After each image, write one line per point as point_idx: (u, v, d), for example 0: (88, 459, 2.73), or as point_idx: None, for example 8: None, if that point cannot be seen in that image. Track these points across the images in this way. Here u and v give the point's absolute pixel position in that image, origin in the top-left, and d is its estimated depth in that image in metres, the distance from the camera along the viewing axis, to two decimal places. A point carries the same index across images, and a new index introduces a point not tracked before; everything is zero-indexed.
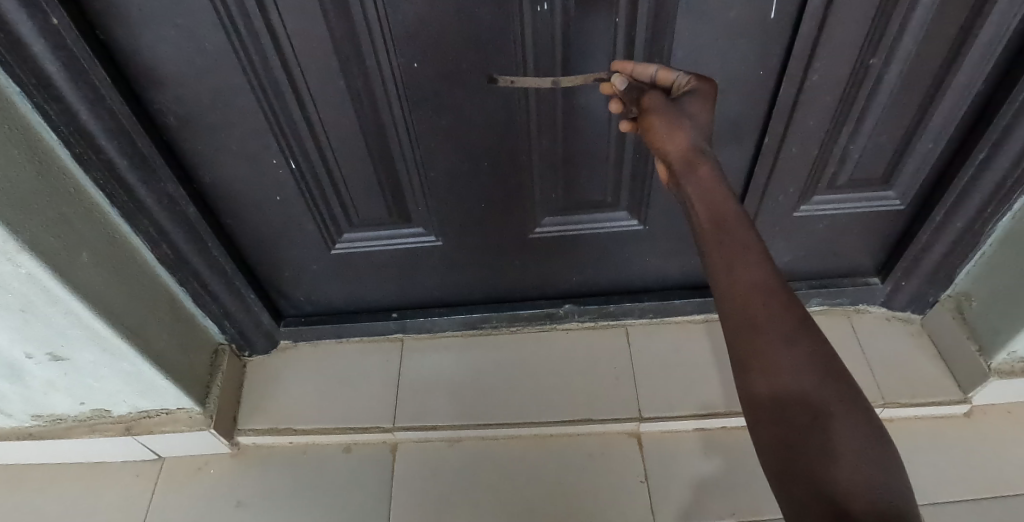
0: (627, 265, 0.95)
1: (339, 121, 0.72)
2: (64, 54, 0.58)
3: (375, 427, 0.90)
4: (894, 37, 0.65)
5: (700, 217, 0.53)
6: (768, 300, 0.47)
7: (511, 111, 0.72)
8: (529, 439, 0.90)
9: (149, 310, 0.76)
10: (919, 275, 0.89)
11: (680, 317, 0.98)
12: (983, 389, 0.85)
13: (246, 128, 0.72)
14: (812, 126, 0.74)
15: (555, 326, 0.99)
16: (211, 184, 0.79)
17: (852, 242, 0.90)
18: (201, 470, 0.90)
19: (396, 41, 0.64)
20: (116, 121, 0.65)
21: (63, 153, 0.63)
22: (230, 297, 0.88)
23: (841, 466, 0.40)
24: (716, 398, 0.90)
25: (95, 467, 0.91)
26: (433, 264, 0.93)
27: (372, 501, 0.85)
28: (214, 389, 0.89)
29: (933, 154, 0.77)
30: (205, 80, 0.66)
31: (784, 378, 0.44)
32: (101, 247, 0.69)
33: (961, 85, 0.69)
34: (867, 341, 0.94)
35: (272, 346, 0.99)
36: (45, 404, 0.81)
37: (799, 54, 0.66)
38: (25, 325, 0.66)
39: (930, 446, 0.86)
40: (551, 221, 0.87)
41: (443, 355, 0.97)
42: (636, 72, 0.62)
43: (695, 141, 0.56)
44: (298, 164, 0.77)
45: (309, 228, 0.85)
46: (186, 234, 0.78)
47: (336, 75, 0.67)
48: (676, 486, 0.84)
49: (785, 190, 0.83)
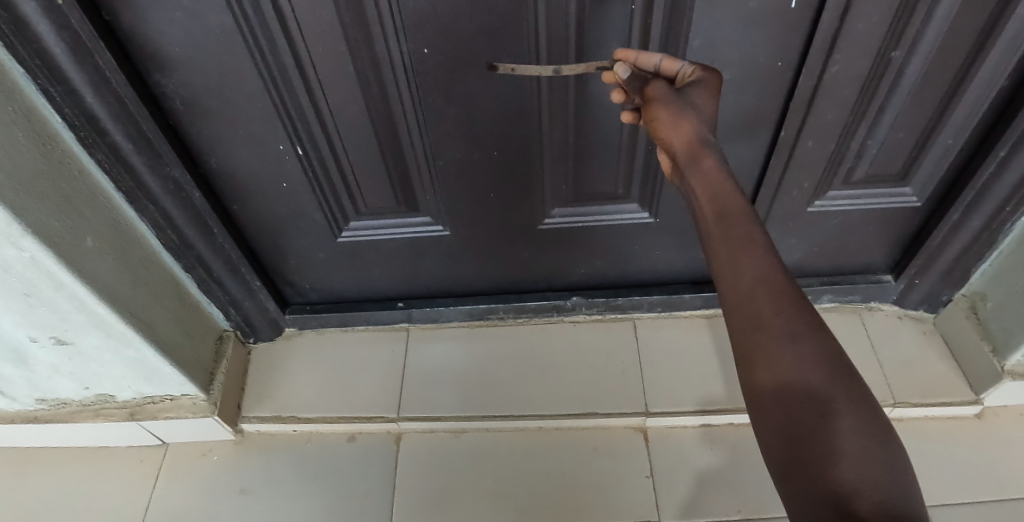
0: (636, 258, 0.94)
1: (346, 106, 0.71)
2: (68, 34, 0.57)
3: (378, 416, 0.90)
4: (918, 30, 0.63)
5: (704, 209, 0.52)
6: (775, 296, 0.45)
7: (523, 99, 0.70)
8: (534, 432, 0.89)
9: (153, 295, 0.76)
10: (933, 274, 0.87)
11: (688, 312, 0.98)
12: (996, 390, 0.84)
13: (252, 113, 0.70)
14: (830, 120, 0.73)
15: (562, 319, 0.98)
16: (217, 170, 0.78)
17: (866, 239, 0.89)
18: (204, 456, 0.90)
19: (405, 27, 0.63)
20: (121, 104, 0.64)
21: (67, 137, 0.62)
22: (235, 283, 0.87)
23: (847, 466, 0.39)
24: (723, 393, 0.89)
25: (100, 452, 0.91)
26: (439, 254, 0.92)
27: (374, 492, 0.85)
28: (218, 376, 0.88)
29: (953, 150, 0.75)
30: (210, 62, 0.65)
31: (790, 375, 0.42)
32: (105, 232, 0.68)
33: (985, 79, 0.67)
34: (877, 340, 0.93)
35: (277, 333, 0.99)
36: (49, 388, 0.81)
37: (819, 46, 0.65)
38: (29, 309, 0.66)
39: (938, 446, 0.85)
40: (561, 213, 0.86)
41: (449, 346, 0.97)
42: (640, 61, 0.60)
43: (701, 132, 0.55)
44: (305, 150, 0.76)
45: (315, 215, 0.84)
46: (192, 221, 0.77)
47: (345, 60, 0.65)
48: (681, 481, 0.84)
49: (799, 185, 0.81)
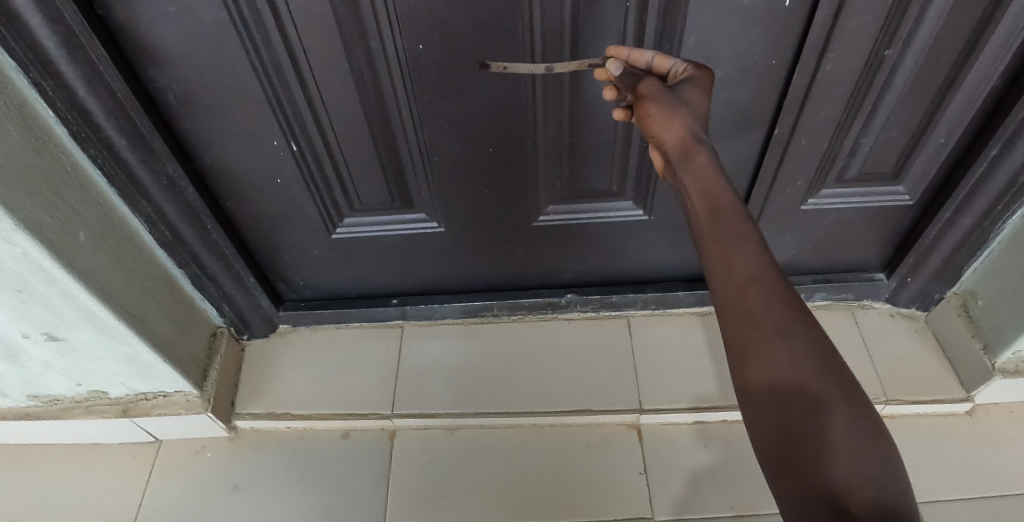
0: (631, 255, 0.94)
1: (340, 102, 0.71)
2: (61, 28, 0.57)
3: (373, 413, 0.90)
4: (911, 28, 0.64)
5: (695, 206, 0.53)
6: (767, 292, 0.45)
7: (519, 95, 0.70)
8: (529, 429, 0.89)
9: (146, 291, 0.75)
10: (925, 272, 0.88)
11: (683, 309, 0.98)
12: (987, 387, 0.85)
13: (246, 108, 0.70)
14: (823, 118, 0.73)
15: (556, 316, 0.98)
16: (211, 165, 0.77)
17: (859, 237, 0.89)
18: (198, 453, 0.89)
19: (401, 23, 0.62)
20: (114, 99, 0.64)
21: (59, 131, 0.62)
22: (229, 280, 0.87)
23: (840, 462, 0.39)
24: (716, 390, 0.89)
25: (93, 448, 0.90)
26: (434, 250, 0.92)
27: (369, 488, 0.85)
28: (212, 373, 0.88)
29: (945, 148, 0.76)
30: (204, 56, 0.65)
31: (783, 371, 0.43)
32: (98, 227, 0.67)
33: (976, 78, 0.67)
34: (870, 337, 0.93)
35: (271, 330, 0.99)
36: (41, 384, 0.81)
37: (812, 44, 0.65)
38: (22, 304, 0.66)
39: (929, 443, 0.86)
40: (555, 210, 0.87)
41: (443, 343, 0.97)
42: (632, 57, 0.61)
43: (694, 129, 0.55)
44: (298, 146, 0.76)
45: (310, 212, 0.84)
46: (185, 216, 0.77)
47: (339, 55, 0.65)
48: (675, 478, 0.84)
49: (793, 183, 0.81)
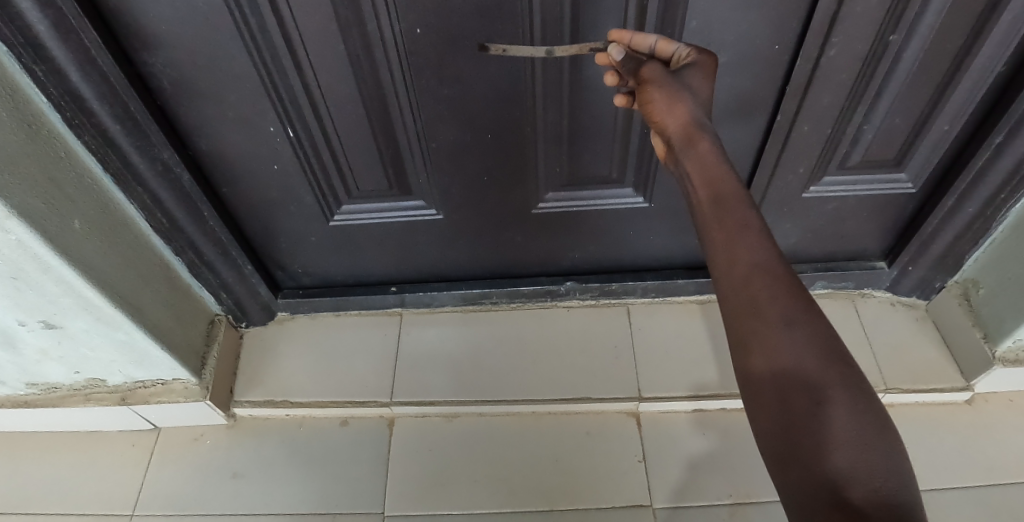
0: (631, 243, 0.94)
1: (337, 87, 0.70)
2: (51, 11, 0.56)
3: (372, 401, 0.90)
4: (916, 14, 0.62)
5: (698, 193, 0.52)
6: (771, 282, 0.45)
7: (518, 80, 0.69)
8: (528, 416, 0.89)
9: (142, 278, 0.75)
10: (927, 261, 0.87)
11: (682, 297, 0.98)
12: (986, 376, 0.85)
13: (241, 93, 0.69)
14: (826, 104, 0.72)
15: (556, 303, 0.98)
16: (207, 151, 0.77)
17: (860, 225, 0.89)
18: (198, 440, 0.90)
19: (398, 6, 0.61)
20: (107, 84, 0.63)
21: (52, 117, 0.61)
22: (226, 267, 0.87)
23: (842, 454, 0.39)
24: (715, 378, 0.89)
25: (92, 436, 0.91)
26: (433, 237, 0.91)
27: (368, 476, 0.85)
28: (211, 360, 0.88)
29: (949, 135, 0.75)
30: (196, 39, 0.63)
31: (785, 359, 0.42)
32: (92, 214, 0.67)
33: (982, 65, 0.66)
34: (871, 326, 0.93)
35: (269, 318, 0.98)
36: (39, 371, 0.80)
37: (816, 29, 0.64)
38: (17, 292, 0.65)
39: (926, 431, 0.86)
40: (555, 197, 0.86)
41: (442, 331, 0.96)
42: (635, 42, 0.59)
43: (696, 115, 0.55)
44: (295, 131, 0.75)
45: (307, 200, 0.84)
46: (181, 202, 0.76)
47: (336, 39, 0.64)
48: (673, 465, 0.84)
49: (794, 170, 0.81)
